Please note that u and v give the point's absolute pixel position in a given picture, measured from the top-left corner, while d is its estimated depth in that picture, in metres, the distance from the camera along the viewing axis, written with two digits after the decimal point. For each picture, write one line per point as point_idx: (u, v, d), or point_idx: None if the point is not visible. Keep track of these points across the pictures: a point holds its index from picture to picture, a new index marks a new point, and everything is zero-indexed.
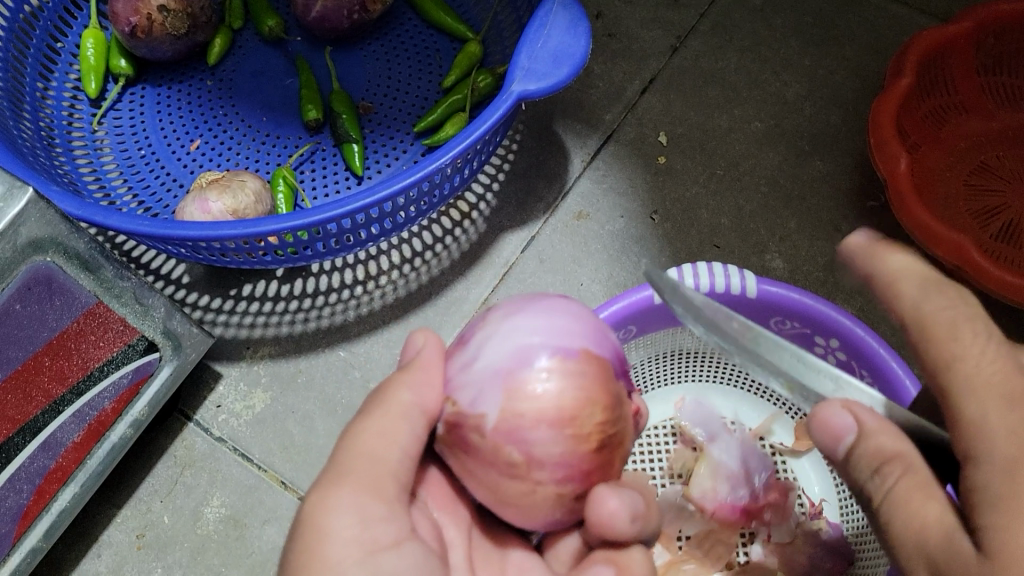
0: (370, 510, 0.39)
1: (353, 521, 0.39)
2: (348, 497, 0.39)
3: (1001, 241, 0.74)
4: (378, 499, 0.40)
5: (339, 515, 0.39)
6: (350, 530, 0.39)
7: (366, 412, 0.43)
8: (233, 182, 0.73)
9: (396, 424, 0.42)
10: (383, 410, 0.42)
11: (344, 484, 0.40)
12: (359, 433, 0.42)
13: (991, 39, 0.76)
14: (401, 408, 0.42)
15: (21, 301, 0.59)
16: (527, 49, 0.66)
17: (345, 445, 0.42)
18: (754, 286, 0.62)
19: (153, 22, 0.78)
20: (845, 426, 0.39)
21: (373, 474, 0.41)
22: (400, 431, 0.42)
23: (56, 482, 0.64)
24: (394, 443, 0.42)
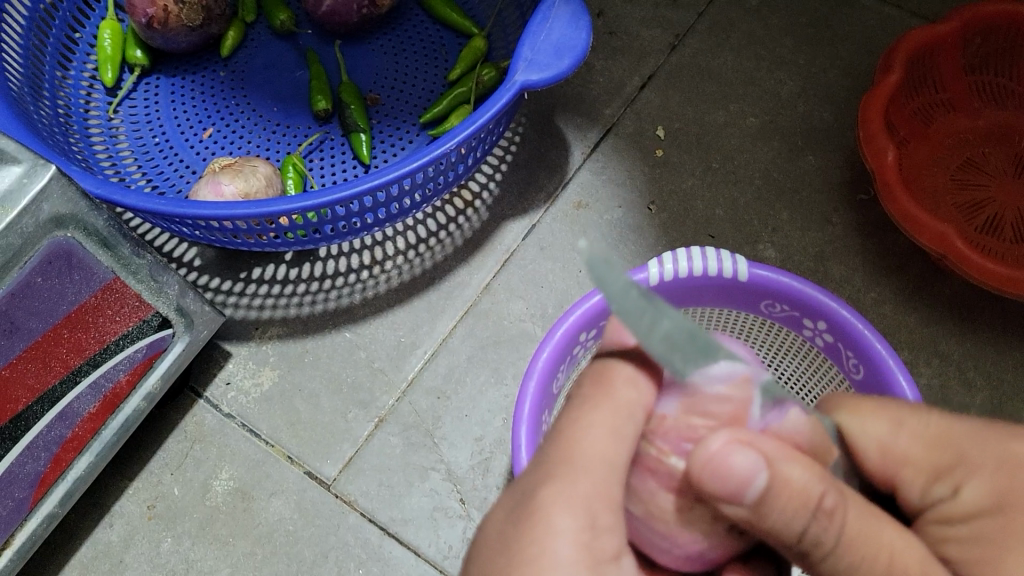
0: (595, 513, 0.38)
1: (578, 524, 0.37)
2: (576, 499, 0.38)
3: (986, 233, 0.77)
4: (598, 506, 0.38)
5: (565, 513, 0.37)
6: (576, 534, 0.37)
7: (580, 403, 0.41)
8: (245, 167, 0.76)
9: (619, 420, 0.40)
10: (606, 398, 0.41)
11: (580, 481, 0.38)
12: (575, 422, 0.41)
13: (977, 39, 0.79)
14: (627, 405, 0.41)
15: (42, 275, 0.60)
16: (530, 40, 0.69)
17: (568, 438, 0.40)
18: (746, 270, 0.64)
19: (170, 13, 0.81)
20: (758, 473, 0.36)
21: (602, 481, 0.39)
22: (629, 435, 0.40)
23: (72, 451, 0.68)
24: (620, 442, 0.40)
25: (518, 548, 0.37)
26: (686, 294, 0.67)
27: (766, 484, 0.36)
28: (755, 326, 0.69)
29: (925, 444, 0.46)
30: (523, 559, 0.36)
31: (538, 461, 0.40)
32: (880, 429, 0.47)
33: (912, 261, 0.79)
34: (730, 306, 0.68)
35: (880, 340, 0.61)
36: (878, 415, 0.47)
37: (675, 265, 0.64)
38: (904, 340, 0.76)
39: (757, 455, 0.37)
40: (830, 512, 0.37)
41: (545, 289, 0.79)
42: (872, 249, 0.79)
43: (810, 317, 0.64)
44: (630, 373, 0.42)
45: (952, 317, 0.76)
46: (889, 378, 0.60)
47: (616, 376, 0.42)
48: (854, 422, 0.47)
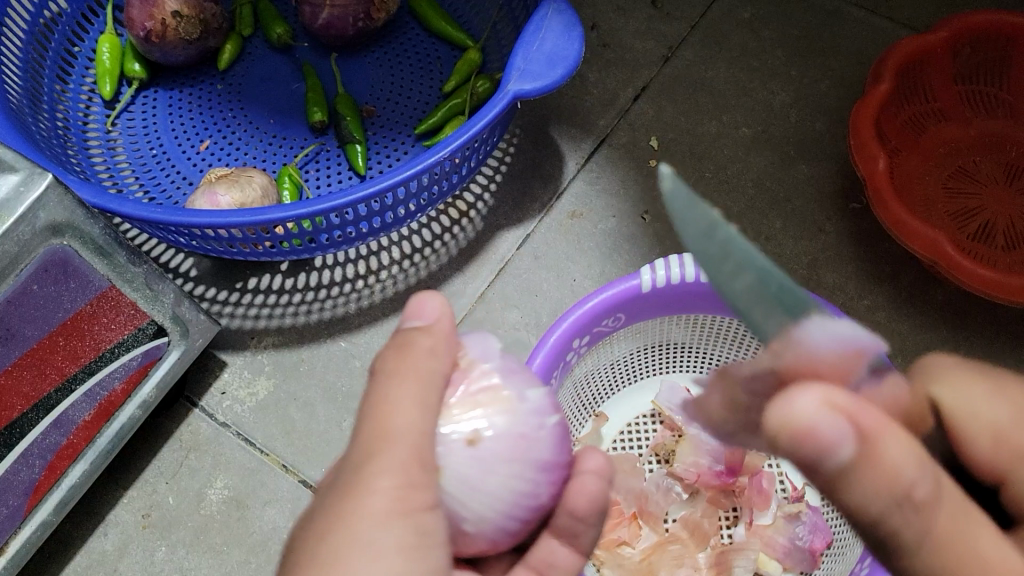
0: (410, 473, 0.36)
1: (394, 484, 0.36)
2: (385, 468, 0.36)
3: (978, 241, 0.77)
4: (411, 473, 0.36)
5: (381, 477, 0.36)
6: (390, 495, 0.35)
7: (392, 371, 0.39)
8: (242, 178, 0.77)
9: (416, 385, 0.39)
10: (416, 375, 0.39)
11: (383, 451, 0.36)
12: (380, 398, 0.38)
13: (967, 49, 0.80)
14: (427, 381, 0.39)
15: (38, 283, 0.61)
16: (523, 50, 0.69)
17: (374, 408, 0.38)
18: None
19: (168, 26, 0.82)
20: (845, 443, 0.35)
21: (411, 446, 0.37)
22: (433, 402, 0.39)
23: (66, 459, 0.68)
24: (420, 406, 0.38)
25: (332, 525, 0.35)
26: (678, 301, 0.67)
27: (852, 456, 0.35)
28: (749, 333, 0.69)
29: (995, 424, 0.43)
30: (329, 531, 0.35)
31: (353, 439, 0.38)
32: (998, 414, 0.43)
33: (905, 270, 0.79)
34: (722, 312, 0.68)
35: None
36: (996, 406, 0.44)
37: (667, 272, 0.65)
38: (898, 347, 0.76)
39: (850, 425, 0.35)
40: (918, 503, 0.37)
41: (539, 298, 0.80)
42: (865, 258, 0.80)
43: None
44: (431, 356, 0.40)
45: (946, 324, 0.76)
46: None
47: (420, 347, 0.40)
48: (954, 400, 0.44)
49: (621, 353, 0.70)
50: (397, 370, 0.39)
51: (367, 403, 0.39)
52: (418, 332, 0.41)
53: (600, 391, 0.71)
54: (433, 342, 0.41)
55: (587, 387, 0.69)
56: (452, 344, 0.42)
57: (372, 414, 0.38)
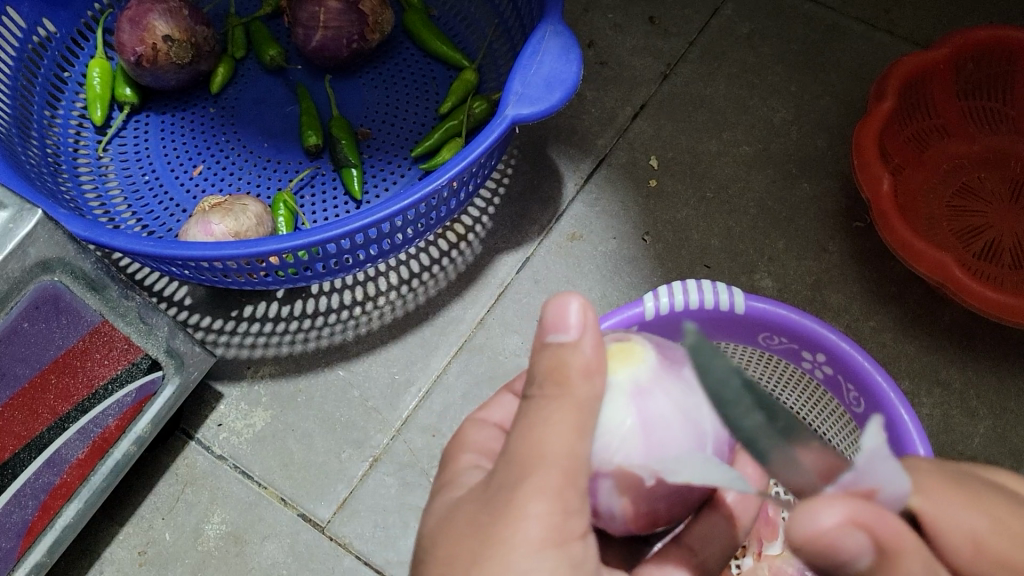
0: (569, 495, 0.36)
1: (548, 511, 0.35)
2: (548, 486, 0.35)
3: (984, 259, 0.76)
4: (567, 498, 0.36)
5: (535, 514, 0.35)
6: (545, 523, 0.35)
7: (546, 388, 0.38)
8: (235, 206, 0.75)
9: (585, 413, 0.38)
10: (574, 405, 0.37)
11: (542, 469, 0.36)
12: (534, 420, 0.37)
13: (969, 65, 0.79)
14: (577, 406, 0.38)
15: (30, 320, 0.59)
16: (521, 74, 0.68)
17: (525, 429, 0.37)
18: (743, 302, 0.63)
19: (158, 51, 0.81)
20: (865, 555, 0.33)
21: (568, 470, 0.36)
22: (586, 431, 0.38)
23: (61, 498, 0.66)
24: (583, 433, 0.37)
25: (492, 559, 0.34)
26: (681, 328, 0.66)
27: (872, 566, 0.33)
28: (753, 358, 0.68)
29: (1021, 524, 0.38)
30: (496, 550, 0.35)
31: (501, 469, 0.37)
32: None
33: (911, 289, 0.78)
34: (727, 338, 0.67)
35: (880, 373, 0.60)
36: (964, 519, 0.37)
37: (670, 299, 0.63)
38: (904, 369, 0.75)
39: (876, 538, 0.33)
40: None
41: None
42: (869, 277, 0.79)
43: (809, 349, 0.63)
44: (582, 383, 0.38)
45: (953, 345, 0.75)
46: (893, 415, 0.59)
47: (572, 374, 0.38)
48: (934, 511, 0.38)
49: None
50: (545, 387, 0.38)
51: (519, 424, 0.37)
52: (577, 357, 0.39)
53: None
54: (586, 359, 0.38)
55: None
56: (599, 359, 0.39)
57: (526, 434, 0.37)
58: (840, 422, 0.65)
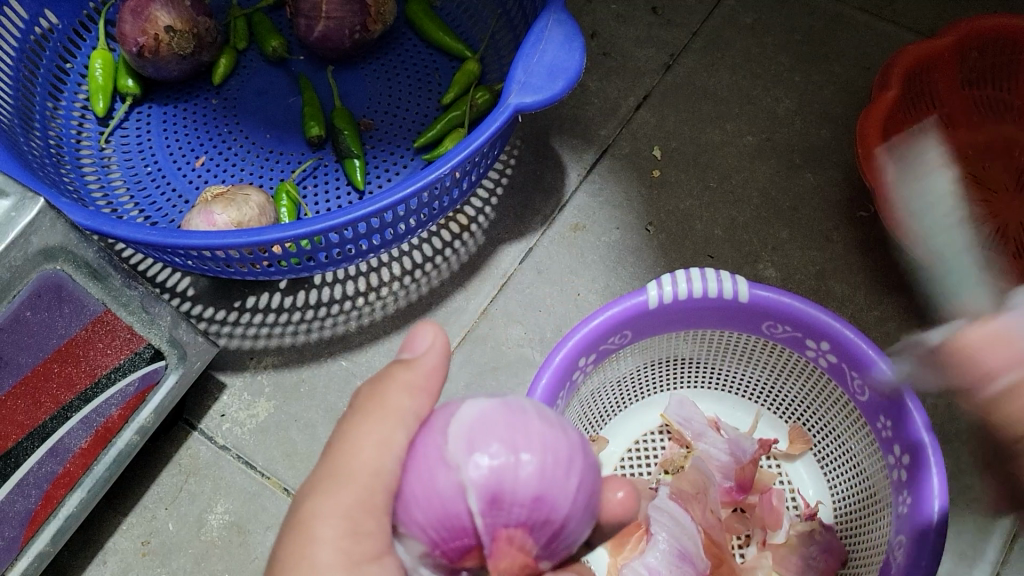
0: (358, 518, 0.39)
1: (346, 521, 0.39)
2: (343, 496, 0.39)
3: (989, 248, 0.76)
4: (366, 511, 0.39)
5: (321, 520, 0.39)
6: (338, 546, 0.38)
7: (362, 407, 0.42)
8: (238, 196, 0.75)
9: (393, 430, 0.41)
10: (368, 427, 0.41)
11: (346, 483, 0.39)
12: (348, 432, 0.41)
13: (974, 54, 0.79)
14: (390, 421, 0.41)
15: (31, 309, 0.60)
16: (523, 63, 0.68)
17: (342, 438, 0.41)
18: (746, 290, 0.63)
19: (160, 42, 0.81)
20: None
21: (369, 487, 0.40)
22: (398, 447, 0.41)
23: (63, 487, 0.66)
24: (389, 451, 0.40)
25: (288, 558, 0.39)
26: (684, 317, 0.66)
27: None
28: (758, 348, 0.68)
29: None
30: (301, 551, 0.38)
31: (319, 464, 0.41)
32: None
33: (915, 278, 0.78)
34: (732, 327, 0.66)
35: (885, 361, 0.60)
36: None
37: (674, 287, 0.63)
38: (909, 359, 0.75)
39: None
40: None
41: (543, 313, 0.78)
42: (874, 267, 0.78)
43: (812, 337, 0.63)
44: (389, 394, 0.42)
45: None
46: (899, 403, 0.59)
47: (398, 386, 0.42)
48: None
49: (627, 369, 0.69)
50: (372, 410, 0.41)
51: (343, 424, 0.42)
52: (402, 369, 0.43)
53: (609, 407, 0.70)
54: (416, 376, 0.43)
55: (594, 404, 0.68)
56: (433, 382, 0.43)
57: (338, 447, 0.41)
58: (845, 411, 0.65)
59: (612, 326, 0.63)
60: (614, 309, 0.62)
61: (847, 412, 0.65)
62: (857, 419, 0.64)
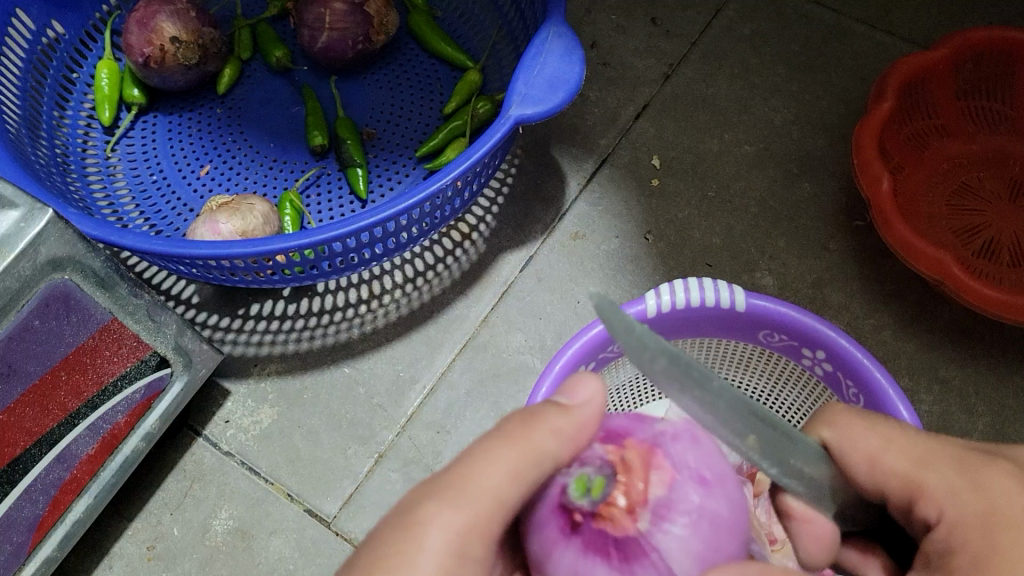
0: (467, 542, 0.37)
1: (444, 545, 0.37)
2: (445, 518, 0.37)
3: (983, 257, 0.77)
4: (469, 534, 0.37)
5: (435, 532, 0.37)
6: (438, 560, 0.36)
7: (499, 432, 0.40)
8: (243, 205, 0.76)
9: (528, 467, 0.39)
10: (498, 440, 0.39)
11: (456, 506, 0.37)
12: (479, 457, 0.39)
13: (969, 65, 0.80)
14: (525, 446, 0.39)
15: (40, 318, 0.60)
16: (525, 75, 0.69)
17: (469, 462, 0.39)
18: (743, 300, 0.64)
19: (166, 52, 0.82)
20: None
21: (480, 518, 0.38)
22: (528, 478, 0.39)
23: (71, 493, 0.67)
24: (516, 482, 0.38)
25: (374, 561, 0.36)
26: (681, 326, 0.67)
27: None
28: (755, 356, 0.69)
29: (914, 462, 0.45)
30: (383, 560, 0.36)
31: (439, 475, 0.39)
32: (869, 441, 0.45)
33: (911, 287, 0.78)
34: (729, 336, 0.67)
35: (878, 370, 0.61)
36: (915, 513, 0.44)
37: (671, 297, 0.64)
38: (905, 366, 0.76)
39: None
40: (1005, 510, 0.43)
41: (543, 320, 0.79)
42: (870, 276, 0.79)
43: (808, 346, 0.64)
44: (533, 417, 0.40)
45: (953, 343, 0.76)
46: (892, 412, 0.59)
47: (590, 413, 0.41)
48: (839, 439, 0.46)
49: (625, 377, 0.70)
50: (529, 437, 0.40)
51: (468, 450, 0.40)
52: (558, 411, 0.40)
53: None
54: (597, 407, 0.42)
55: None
56: (586, 434, 0.41)
57: (473, 448, 0.40)
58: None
59: (610, 336, 0.64)
60: (612, 319, 0.63)
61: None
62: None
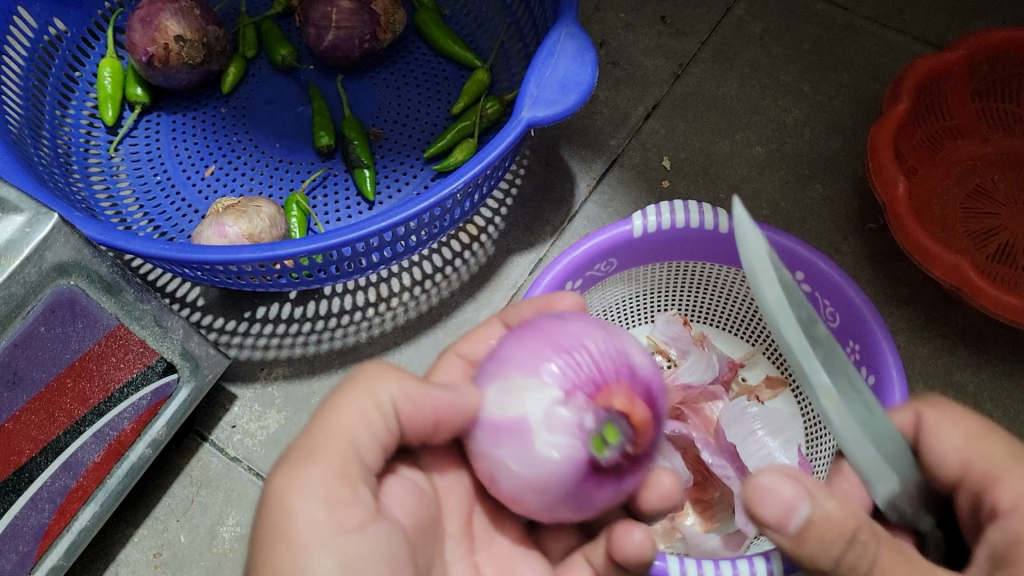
0: (337, 492, 0.39)
1: (324, 500, 0.39)
2: (316, 478, 0.39)
3: (998, 261, 0.76)
4: (349, 477, 0.40)
5: (314, 490, 0.39)
6: (324, 508, 0.38)
7: (336, 397, 0.43)
8: (249, 208, 0.75)
9: (368, 410, 0.43)
10: (360, 393, 0.43)
11: (315, 463, 0.40)
12: (322, 424, 0.42)
13: (984, 66, 0.79)
14: (377, 397, 0.43)
15: (46, 324, 0.59)
16: (536, 76, 0.68)
17: (316, 425, 0.42)
18: (726, 223, 0.66)
19: (170, 51, 0.81)
20: None
21: (339, 457, 0.40)
22: (368, 418, 0.42)
23: (77, 501, 0.66)
24: (364, 427, 0.42)
25: (268, 537, 0.38)
26: (669, 247, 0.69)
27: None
28: (739, 281, 0.71)
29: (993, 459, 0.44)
30: (272, 528, 0.38)
31: (288, 453, 0.41)
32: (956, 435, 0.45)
33: (924, 290, 0.78)
34: (713, 259, 0.70)
35: (889, 343, 0.60)
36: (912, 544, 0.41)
37: (658, 218, 0.67)
38: (919, 372, 0.75)
39: None
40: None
41: None
42: (883, 279, 0.79)
43: (788, 267, 0.66)
44: (382, 378, 0.44)
45: (967, 347, 0.75)
46: (882, 371, 0.60)
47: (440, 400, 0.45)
48: (936, 422, 0.46)
49: (614, 299, 0.73)
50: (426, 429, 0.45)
51: (308, 425, 0.42)
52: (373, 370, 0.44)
53: None
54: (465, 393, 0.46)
55: None
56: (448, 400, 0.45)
57: (338, 399, 0.43)
58: None
59: (597, 254, 0.66)
60: (602, 237, 0.66)
61: None
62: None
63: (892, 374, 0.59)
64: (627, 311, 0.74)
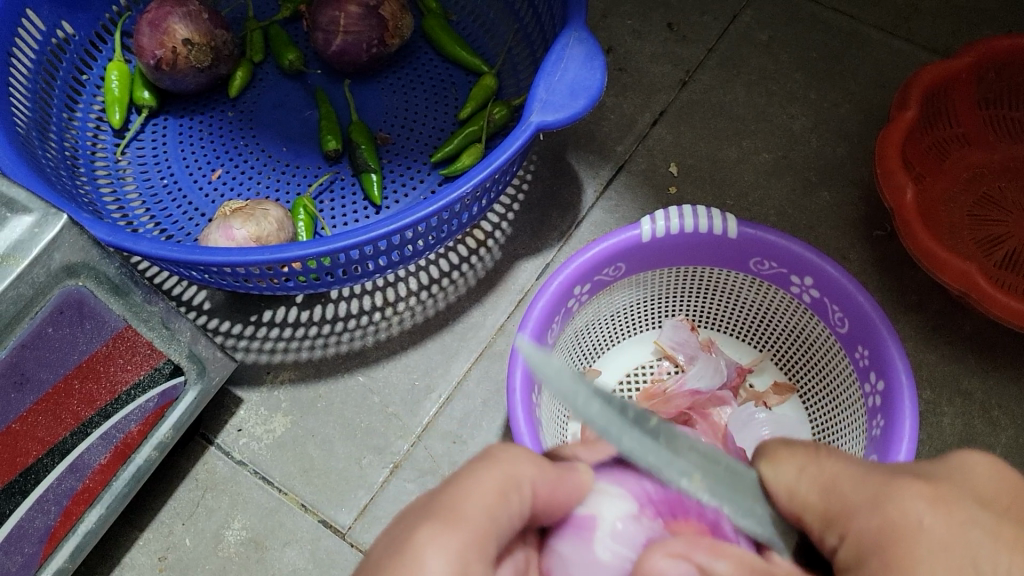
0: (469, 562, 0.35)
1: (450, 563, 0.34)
2: (451, 539, 0.35)
3: (1005, 268, 0.76)
4: (481, 548, 0.36)
5: (442, 551, 0.35)
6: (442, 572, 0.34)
7: (475, 465, 0.39)
8: (257, 211, 0.75)
9: (507, 489, 0.38)
10: (492, 463, 0.39)
11: (455, 525, 0.36)
12: (460, 487, 0.38)
13: (991, 74, 0.79)
14: (518, 478, 0.39)
15: (54, 325, 0.59)
16: (545, 81, 0.68)
17: (452, 486, 0.38)
18: (735, 228, 0.66)
19: (178, 55, 0.81)
20: None
21: (481, 529, 0.36)
22: (512, 503, 0.38)
23: (83, 503, 0.66)
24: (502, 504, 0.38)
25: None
26: (678, 252, 0.69)
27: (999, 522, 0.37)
28: (746, 286, 0.71)
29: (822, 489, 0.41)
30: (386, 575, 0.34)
31: (423, 507, 0.38)
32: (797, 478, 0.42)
33: (931, 297, 0.78)
34: (721, 264, 0.70)
35: (898, 350, 0.60)
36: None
37: (666, 223, 0.67)
38: (926, 379, 0.75)
39: None
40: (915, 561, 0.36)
41: None
42: (891, 287, 0.79)
43: (797, 272, 0.66)
44: (525, 459, 0.40)
45: (974, 355, 0.75)
46: (896, 383, 0.59)
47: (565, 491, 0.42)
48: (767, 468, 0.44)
49: (622, 304, 0.73)
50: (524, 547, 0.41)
51: (445, 483, 0.39)
52: (513, 449, 0.40)
53: (600, 342, 0.73)
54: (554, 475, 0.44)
55: (585, 337, 0.72)
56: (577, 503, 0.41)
57: (472, 467, 0.39)
58: (838, 364, 0.67)
59: (604, 260, 0.66)
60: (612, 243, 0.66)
61: (830, 346, 0.68)
62: (845, 366, 0.66)
63: (905, 426, 0.57)
64: (634, 314, 0.74)
